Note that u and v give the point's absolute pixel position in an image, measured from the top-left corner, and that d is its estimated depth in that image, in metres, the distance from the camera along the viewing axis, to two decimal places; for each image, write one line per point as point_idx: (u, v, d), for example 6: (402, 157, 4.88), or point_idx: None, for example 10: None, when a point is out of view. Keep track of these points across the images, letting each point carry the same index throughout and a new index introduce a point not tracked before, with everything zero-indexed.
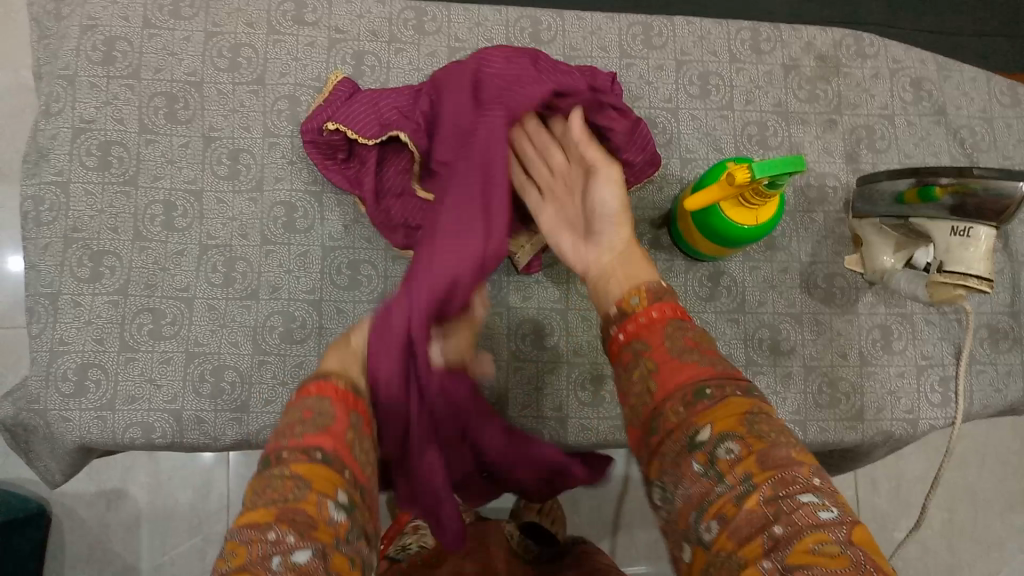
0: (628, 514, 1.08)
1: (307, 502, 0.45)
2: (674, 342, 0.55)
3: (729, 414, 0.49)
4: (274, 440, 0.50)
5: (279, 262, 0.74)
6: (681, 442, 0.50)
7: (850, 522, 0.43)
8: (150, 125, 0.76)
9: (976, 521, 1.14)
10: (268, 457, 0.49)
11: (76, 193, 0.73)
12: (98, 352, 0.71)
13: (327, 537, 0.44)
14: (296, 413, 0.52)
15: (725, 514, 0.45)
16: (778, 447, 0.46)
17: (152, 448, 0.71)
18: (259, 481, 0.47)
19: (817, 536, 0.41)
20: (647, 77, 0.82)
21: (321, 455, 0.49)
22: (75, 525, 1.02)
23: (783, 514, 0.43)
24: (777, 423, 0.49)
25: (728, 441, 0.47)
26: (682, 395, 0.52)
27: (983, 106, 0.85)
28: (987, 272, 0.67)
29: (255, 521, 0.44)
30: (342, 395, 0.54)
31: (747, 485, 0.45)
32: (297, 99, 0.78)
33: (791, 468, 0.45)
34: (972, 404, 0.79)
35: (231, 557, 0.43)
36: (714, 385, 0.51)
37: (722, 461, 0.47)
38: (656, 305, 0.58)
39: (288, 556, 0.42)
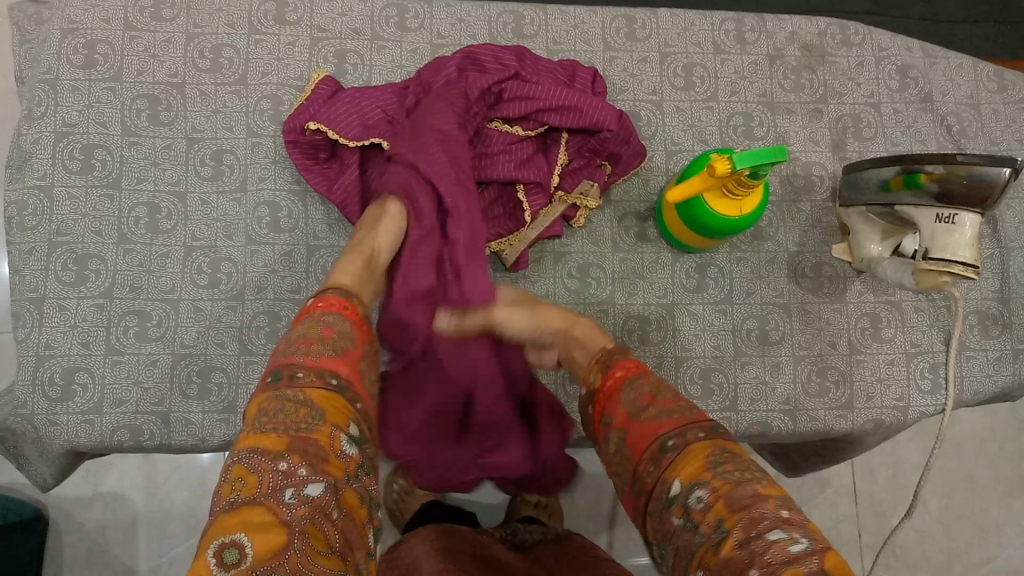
0: (625, 508, 1.08)
1: (320, 432, 0.47)
2: (630, 397, 0.55)
3: (694, 464, 0.49)
4: (289, 356, 0.51)
5: (264, 262, 0.74)
6: (661, 500, 0.50)
7: (822, 549, 0.43)
8: (133, 128, 0.76)
9: (974, 508, 1.14)
10: (279, 373, 0.50)
11: (59, 197, 0.73)
12: (84, 355, 0.71)
13: (338, 471, 0.47)
14: (311, 330, 0.53)
15: (707, 563, 0.45)
16: (742, 486, 0.47)
17: (141, 450, 0.71)
18: (271, 399, 0.48)
19: (791, 569, 0.42)
20: (630, 70, 0.82)
21: (334, 384, 0.50)
22: (71, 529, 1.02)
23: (757, 556, 0.43)
24: (743, 463, 0.49)
25: (697, 489, 0.48)
26: (648, 454, 0.51)
27: (970, 92, 0.85)
28: (972, 259, 0.67)
29: (267, 447, 0.45)
30: (352, 320, 0.56)
31: (721, 531, 0.45)
32: (279, 98, 0.78)
33: (756, 505, 0.46)
34: (963, 391, 0.79)
35: (241, 484, 0.44)
36: (674, 434, 0.51)
37: (695, 512, 0.47)
38: (612, 367, 0.59)
39: (302, 489, 0.44)
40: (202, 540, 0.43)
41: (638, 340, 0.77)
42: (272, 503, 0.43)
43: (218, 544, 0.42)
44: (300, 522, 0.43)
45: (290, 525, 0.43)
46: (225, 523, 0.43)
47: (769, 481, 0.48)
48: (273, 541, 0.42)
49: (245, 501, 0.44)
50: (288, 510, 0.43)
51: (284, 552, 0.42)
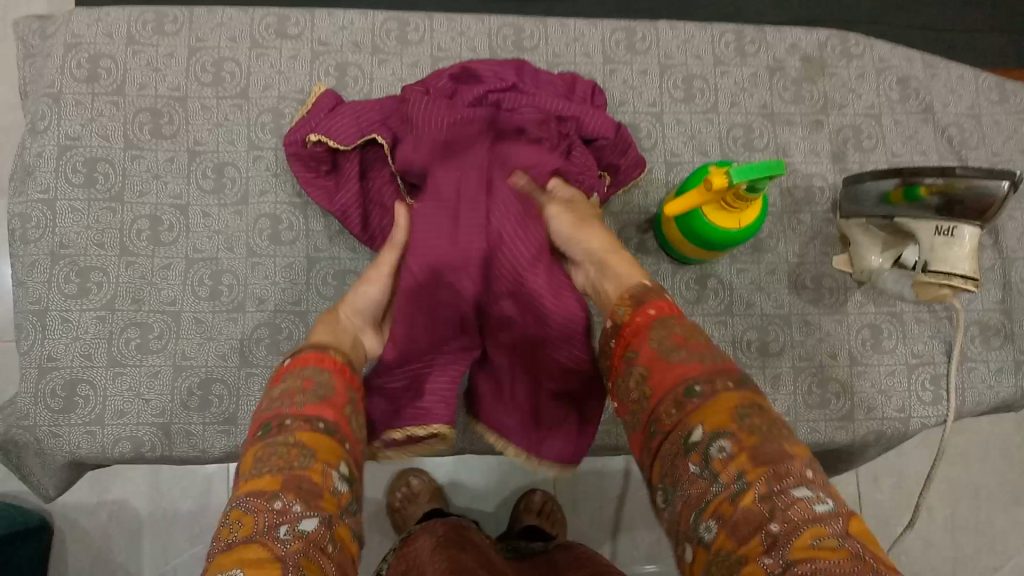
0: (629, 518, 1.08)
1: (313, 470, 0.47)
2: (662, 335, 0.54)
3: (721, 413, 0.48)
4: (275, 408, 0.51)
5: (265, 273, 0.75)
6: (676, 444, 0.49)
7: (845, 514, 0.44)
8: (135, 141, 0.76)
9: (981, 519, 1.13)
10: (267, 423, 0.50)
11: (62, 210, 0.74)
12: (87, 367, 0.71)
13: (332, 507, 0.47)
14: (295, 381, 0.53)
15: (722, 513, 0.45)
16: (769, 443, 0.47)
17: (143, 461, 0.72)
18: (262, 447, 0.49)
19: (814, 528, 0.43)
20: (630, 82, 0.82)
21: (323, 425, 0.50)
22: (76, 538, 1.03)
23: (780, 511, 0.44)
24: (772, 419, 0.49)
25: (722, 440, 0.47)
26: (673, 397, 0.51)
27: (971, 103, 0.85)
28: (971, 270, 0.67)
29: (261, 489, 0.46)
30: (335, 367, 0.55)
31: (741, 484, 0.45)
32: (280, 111, 0.78)
33: (783, 461, 0.46)
34: (965, 403, 0.79)
35: (238, 525, 0.45)
36: (704, 380, 0.51)
37: (717, 461, 0.47)
38: (644, 301, 0.57)
39: (296, 524, 0.44)
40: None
41: None
42: (269, 540, 0.43)
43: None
44: (296, 556, 0.43)
45: (286, 559, 0.43)
46: (223, 562, 0.43)
47: (795, 439, 0.48)
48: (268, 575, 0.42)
49: (242, 540, 0.44)
50: (284, 545, 0.43)
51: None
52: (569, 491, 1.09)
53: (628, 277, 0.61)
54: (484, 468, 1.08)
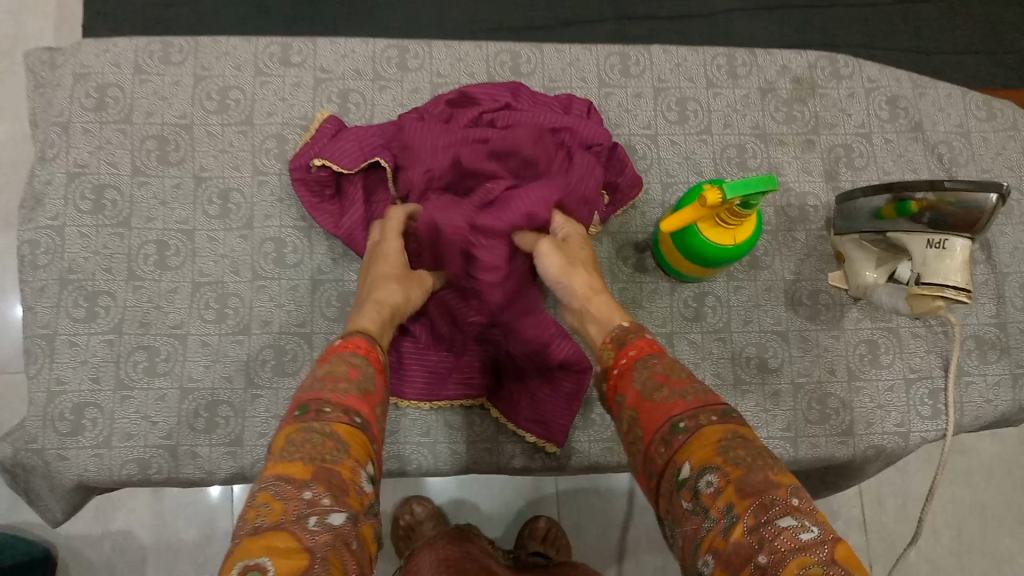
0: (633, 541, 1.08)
1: (343, 466, 0.49)
2: (643, 376, 0.55)
3: (704, 447, 0.49)
4: (316, 389, 0.53)
5: (269, 296, 0.76)
6: (669, 482, 0.50)
7: (832, 541, 0.45)
8: (142, 168, 0.78)
9: (985, 537, 1.13)
10: (306, 404, 0.52)
11: (71, 236, 0.75)
12: (94, 391, 0.72)
13: (358, 505, 0.48)
14: (339, 367, 0.55)
15: (717, 549, 0.46)
16: (754, 472, 0.47)
17: (150, 485, 0.72)
18: (298, 429, 0.50)
19: (800, 559, 0.43)
20: (625, 105, 0.84)
21: (359, 420, 0.52)
22: (80, 568, 1.03)
23: (767, 542, 0.44)
24: (755, 447, 0.49)
25: (708, 474, 0.48)
26: (660, 437, 0.52)
27: (960, 122, 0.87)
28: (965, 283, 0.68)
29: (292, 475, 0.47)
30: (376, 361, 0.57)
31: (731, 517, 0.46)
32: (284, 137, 0.80)
33: (769, 491, 0.46)
34: (963, 416, 0.80)
35: (265, 509, 0.46)
36: (687, 416, 0.51)
37: (705, 496, 0.47)
38: (626, 344, 0.58)
39: (325, 517, 0.46)
40: (223, 565, 0.44)
41: None
42: (297, 530, 0.45)
43: (242, 567, 0.43)
44: (322, 550, 0.45)
45: (313, 551, 0.44)
46: (251, 547, 0.44)
47: (780, 467, 0.49)
48: (294, 565, 0.43)
49: (270, 527, 0.45)
50: (311, 537, 0.45)
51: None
52: (573, 515, 1.09)
53: (612, 321, 0.62)
54: (487, 491, 1.08)
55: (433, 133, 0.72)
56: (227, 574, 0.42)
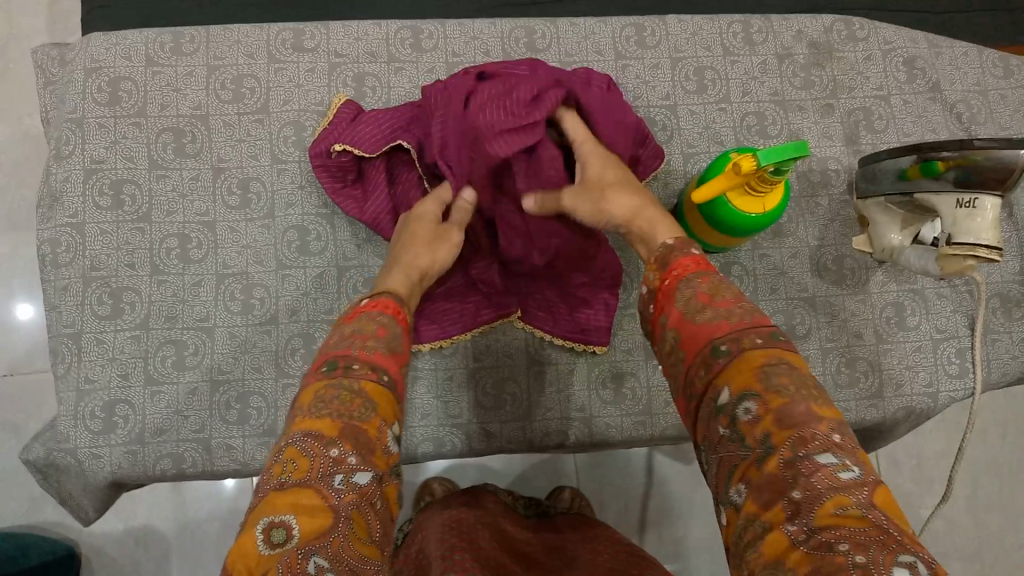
0: (657, 513, 1.09)
1: (370, 424, 0.49)
2: (686, 297, 0.56)
3: (746, 372, 0.49)
4: (345, 347, 0.53)
5: (296, 285, 0.75)
6: (709, 405, 0.51)
7: (870, 482, 0.44)
8: (159, 161, 0.77)
9: (1005, 495, 1.14)
10: (335, 360, 0.52)
11: (92, 233, 0.75)
12: (124, 387, 0.72)
13: (383, 465, 0.49)
14: (368, 325, 0.56)
15: (750, 477, 0.46)
16: (798, 404, 0.47)
17: (185, 478, 0.72)
18: (326, 385, 0.50)
19: (836, 498, 0.43)
20: (643, 77, 0.83)
21: (387, 379, 0.52)
22: (107, 564, 1.03)
23: (803, 478, 0.44)
24: (800, 376, 0.49)
25: (748, 402, 0.48)
26: (702, 359, 0.52)
27: (977, 80, 0.86)
28: (996, 241, 0.67)
29: (319, 430, 0.47)
30: (402, 322, 0.58)
31: (767, 446, 0.46)
32: (302, 124, 0.79)
33: (810, 425, 0.46)
34: (990, 374, 0.80)
35: (293, 465, 0.46)
36: (729, 340, 0.52)
37: (743, 423, 0.48)
38: (671, 263, 0.60)
39: (350, 477, 0.46)
40: (250, 518, 0.45)
41: None
42: (322, 487, 0.46)
43: (266, 522, 0.44)
44: (347, 508, 0.46)
45: (338, 510, 0.45)
46: (275, 503, 0.45)
47: (825, 400, 0.49)
48: (319, 524, 0.44)
49: (295, 482, 0.46)
50: (336, 496, 0.46)
51: (330, 534, 0.44)
52: (598, 489, 1.10)
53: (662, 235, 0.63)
54: (511, 470, 1.09)
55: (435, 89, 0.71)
56: (253, 527, 0.44)
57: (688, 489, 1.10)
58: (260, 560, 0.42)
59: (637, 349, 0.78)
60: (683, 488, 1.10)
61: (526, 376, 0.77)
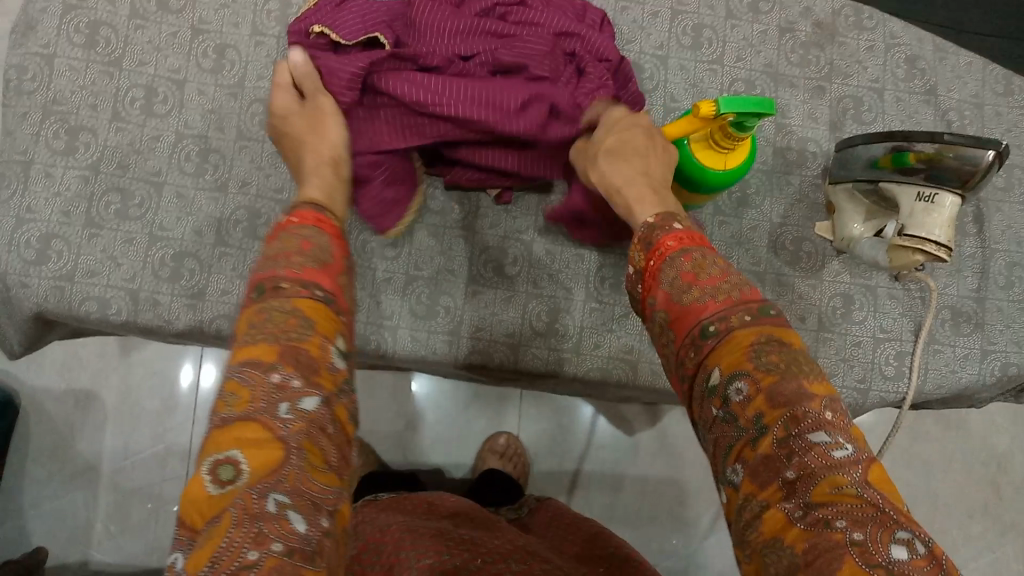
0: (586, 473, 1.08)
1: (310, 343, 0.48)
2: (671, 276, 0.54)
3: (735, 352, 0.47)
4: (271, 268, 0.52)
5: (251, 157, 0.75)
6: (700, 387, 0.49)
7: (865, 460, 0.43)
8: (141, 11, 0.77)
9: (931, 523, 1.14)
10: (263, 283, 0.51)
11: (60, 67, 0.74)
12: (64, 224, 0.72)
13: (330, 385, 0.48)
14: (289, 243, 0.54)
15: (744, 458, 0.45)
16: (788, 380, 0.45)
17: (107, 326, 0.72)
18: (257, 310, 0.49)
19: (832, 477, 0.42)
20: (640, 22, 0.82)
21: (321, 294, 0.51)
22: (41, 421, 1.03)
23: (797, 457, 0.43)
24: (790, 353, 0.47)
25: (738, 381, 0.46)
26: (690, 339, 0.50)
27: (975, 92, 0.85)
28: (947, 240, 0.67)
29: (258, 358, 0.47)
30: (329, 231, 0.57)
31: (759, 427, 0.45)
32: (288, 1, 0.79)
33: (801, 401, 0.44)
34: (925, 383, 0.80)
35: (234, 398, 0.45)
36: (718, 318, 0.50)
37: (735, 404, 0.46)
38: (654, 244, 0.56)
39: (295, 403, 0.45)
40: (198, 459, 0.44)
41: (609, 288, 0.79)
42: (268, 420, 0.45)
43: (213, 462, 0.43)
44: (297, 438, 0.44)
45: (287, 441, 0.44)
46: (220, 441, 0.44)
47: (818, 375, 0.47)
48: (268, 457, 0.43)
49: (239, 417, 0.45)
50: (284, 427, 0.44)
51: (284, 468, 0.43)
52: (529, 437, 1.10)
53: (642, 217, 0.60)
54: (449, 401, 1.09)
55: (444, 14, 0.71)
56: (200, 471, 0.43)
57: (622, 456, 1.09)
58: (213, 501, 0.42)
59: (578, 289, 0.78)
60: (616, 451, 1.09)
61: (461, 292, 0.77)
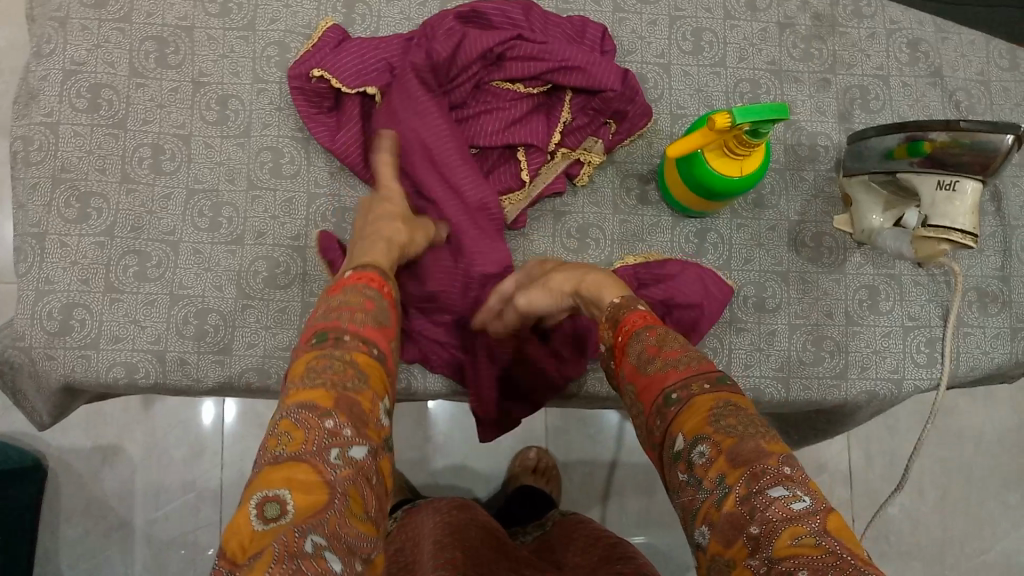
0: (621, 482, 1.07)
1: (363, 396, 0.49)
2: (637, 349, 0.55)
3: (697, 417, 0.49)
4: (335, 319, 0.53)
5: (264, 207, 0.75)
6: (667, 453, 0.50)
7: (824, 512, 0.44)
8: (140, 70, 0.76)
9: (970, 500, 1.13)
10: (324, 332, 0.52)
11: (65, 134, 0.74)
12: (84, 292, 0.71)
13: (376, 438, 0.49)
14: (355, 299, 0.56)
15: (711, 519, 0.46)
16: (747, 440, 0.47)
17: (136, 389, 0.72)
18: (318, 356, 0.50)
19: (794, 528, 0.43)
20: (639, 32, 0.82)
21: (376, 353, 0.53)
22: (71, 480, 1.02)
23: (759, 513, 0.44)
24: (747, 415, 0.49)
25: (700, 444, 0.48)
26: (655, 406, 0.52)
27: (981, 69, 0.85)
28: (972, 227, 0.66)
29: (314, 402, 0.47)
30: (388, 296, 0.58)
31: (723, 487, 0.46)
32: (286, 45, 0.78)
33: (761, 459, 0.46)
34: (958, 367, 0.79)
35: (286, 438, 0.45)
36: (679, 386, 0.51)
37: (699, 467, 0.47)
38: (620, 319, 0.58)
39: (346, 450, 0.46)
40: (241, 492, 0.43)
41: None
42: (318, 462, 0.45)
43: (261, 497, 0.42)
44: (343, 484, 0.45)
45: (334, 485, 0.44)
46: (270, 478, 0.44)
47: (774, 435, 0.48)
48: (314, 500, 0.43)
49: (291, 456, 0.45)
50: (333, 471, 0.45)
51: (327, 511, 0.43)
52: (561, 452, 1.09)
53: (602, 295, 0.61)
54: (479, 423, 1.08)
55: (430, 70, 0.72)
56: (247, 503, 0.42)
57: None
58: (255, 538, 0.41)
59: None
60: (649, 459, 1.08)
61: None
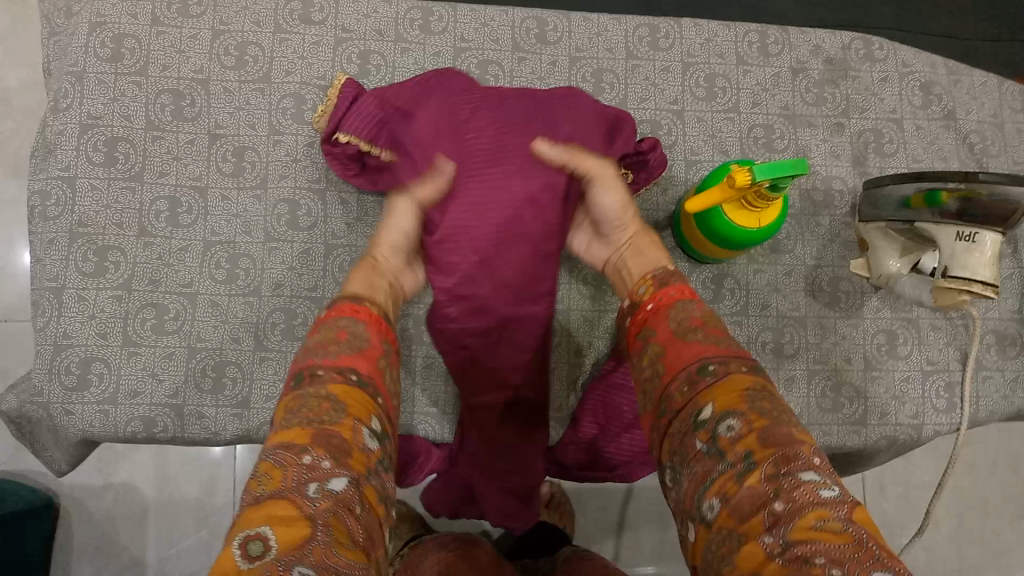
0: (636, 519, 1.06)
1: (342, 426, 0.47)
2: (679, 317, 0.55)
3: (731, 393, 0.48)
4: (311, 358, 0.52)
5: (282, 258, 0.75)
6: (686, 422, 0.48)
7: (850, 504, 0.42)
8: (156, 122, 0.76)
9: (988, 532, 1.12)
10: (300, 373, 0.51)
11: (82, 188, 0.74)
12: (102, 346, 0.71)
13: (361, 466, 0.46)
14: (330, 333, 0.54)
15: (725, 492, 0.43)
16: (779, 425, 0.45)
17: (154, 442, 0.72)
18: (295, 397, 0.49)
19: (817, 511, 0.41)
20: (652, 79, 0.82)
21: (356, 379, 0.51)
22: (84, 523, 1.02)
23: (784, 491, 0.42)
24: (779, 404, 0.47)
25: (730, 419, 0.46)
26: (686, 374, 0.51)
27: (993, 111, 0.85)
28: (993, 278, 0.66)
29: (291, 441, 0.45)
30: (370, 321, 0.56)
31: (747, 462, 0.44)
32: (302, 96, 0.79)
33: (792, 444, 0.44)
34: (978, 410, 0.78)
35: (266, 477, 0.44)
36: (717, 361, 0.50)
37: (723, 440, 0.45)
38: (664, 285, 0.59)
39: (325, 483, 0.43)
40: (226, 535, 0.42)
41: None
42: (296, 497, 0.43)
43: (242, 537, 0.40)
44: (323, 515, 0.42)
45: (314, 518, 0.42)
46: (251, 516, 0.41)
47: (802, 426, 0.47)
48: (296, 533, 0.41)
49: (270, 494, 0.43)
50: (311, 504, 0.42)
51: (310, 542, 0.41)
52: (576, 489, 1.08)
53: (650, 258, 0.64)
54: None
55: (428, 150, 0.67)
56: (230, 545, 0.40)
57: None
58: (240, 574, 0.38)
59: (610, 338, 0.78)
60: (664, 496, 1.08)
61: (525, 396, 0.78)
